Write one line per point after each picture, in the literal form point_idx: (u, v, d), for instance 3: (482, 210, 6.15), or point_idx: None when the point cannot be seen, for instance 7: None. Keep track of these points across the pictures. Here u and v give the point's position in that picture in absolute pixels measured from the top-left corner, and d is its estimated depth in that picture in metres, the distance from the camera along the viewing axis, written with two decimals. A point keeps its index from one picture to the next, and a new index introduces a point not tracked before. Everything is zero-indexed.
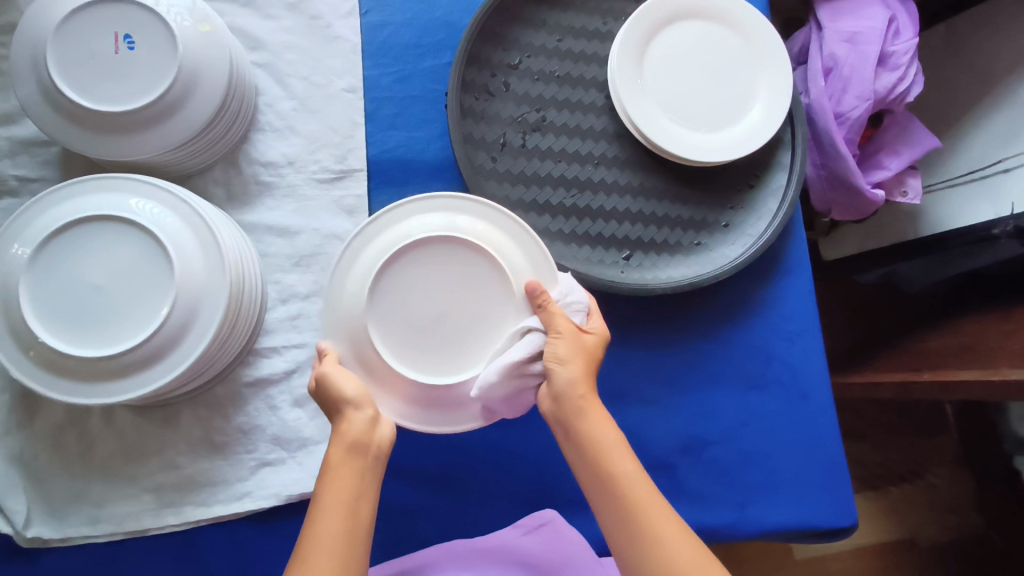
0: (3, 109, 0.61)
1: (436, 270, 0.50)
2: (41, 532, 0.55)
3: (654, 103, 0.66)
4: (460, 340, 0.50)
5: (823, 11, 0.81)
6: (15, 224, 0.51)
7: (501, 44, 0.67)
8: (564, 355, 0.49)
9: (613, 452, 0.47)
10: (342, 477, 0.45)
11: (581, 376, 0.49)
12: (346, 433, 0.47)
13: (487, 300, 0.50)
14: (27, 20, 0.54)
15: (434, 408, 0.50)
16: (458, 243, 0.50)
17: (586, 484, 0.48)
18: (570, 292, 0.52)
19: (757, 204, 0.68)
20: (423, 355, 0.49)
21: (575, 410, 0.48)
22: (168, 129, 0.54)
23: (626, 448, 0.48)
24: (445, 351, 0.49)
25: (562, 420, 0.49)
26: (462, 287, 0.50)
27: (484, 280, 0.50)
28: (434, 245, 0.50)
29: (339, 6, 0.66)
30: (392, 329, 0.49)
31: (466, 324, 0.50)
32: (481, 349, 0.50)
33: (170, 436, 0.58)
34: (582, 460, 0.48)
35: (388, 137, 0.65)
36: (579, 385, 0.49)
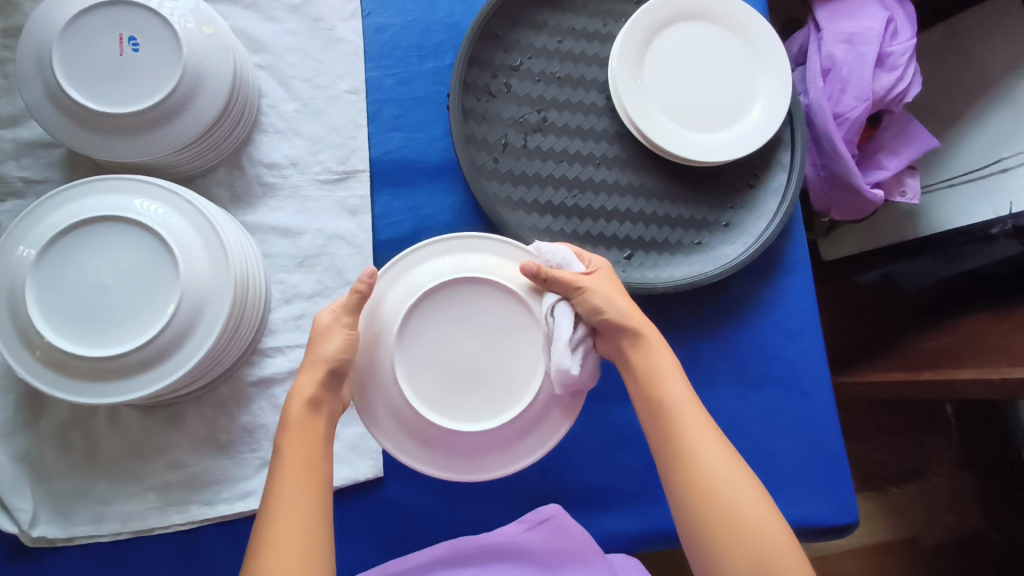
0: (8, 111, 0.61)
1: (450, 319, 0.50)
2: (47, 531, 0.55)
3: (654, 103, 0.66)
4: (508, 370, 0.50)
5: (821, 12, 0.81)
6: (22, 224, 0.52)
7: (502, 46, 0.67)
8: (605, 300, 0.51)
9: (665, 375, 0.51)
10: (301, 432, 0.47)
11: (633, 307, 0.52)
12: (303, 393, 0.48)
13: (509, 318, 0.51)
14: (33, 23, 0.55)
15: (513, 442, 0.50)
16: (473, 285, 0.50)
17: (642, 411, 0.52)
18: (554, 252, 0.54)
19: (757, 204, 0.68)
20: (485, 401, 0.50)
21: (629, 336, 0.52)
22: (172, 130, 0.55)
23: (679, 374, 0.51)
24: (502, 386, 0.50)
25: (619, 346, 0.53)
26: (481, 320, 0.50)
27: (506, 314, 0.51)
28: (434, 298, 0.50)
29: (341, 8, 0.67)
30: (437, 398, 0.49)
31: (505, 352, 0.50)
32: (523, 381, 0.50)
33: (174, 436, 0.58)
34: (639, 389, 0.52)
35: (390, 138, 0.66)
36: (633, 315, 0.52)
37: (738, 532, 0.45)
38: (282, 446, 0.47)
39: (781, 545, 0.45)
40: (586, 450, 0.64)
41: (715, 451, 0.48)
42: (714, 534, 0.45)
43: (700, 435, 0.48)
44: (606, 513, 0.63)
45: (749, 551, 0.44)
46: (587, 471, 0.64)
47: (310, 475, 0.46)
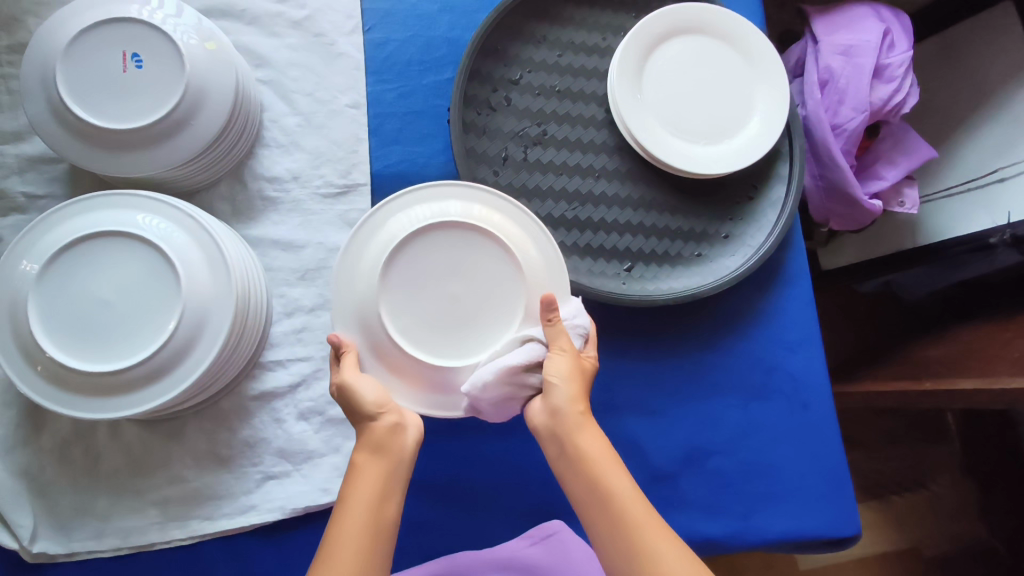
0: (11, 127, 0.61)
1: (431, 263, 0.51)
2: (48, 547, 0.55)
3: (654, 116, 0.67)
4: (493, 302, 0.51)
5: (818, 25, 0.82)
6: (25, 239, 0.52)
7: (502, 60, 0.68)
8: (565, 372, 0.48)
9: (599, 469, 0.45)
10: (367, 478, 0.46)
11: (578, 393, 0.48)
12: (370, 437, 0.47)
13: (488, 254, 0.51)
14: (38, 40, 0.55)
15: None
16: (448, 228, 0.51)
17: (576, 503, 0.46)
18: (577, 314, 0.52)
19: (756, 216, 0.69)
20: (475, 334, 0.50)
21: (567, 429, 0.47)
22: (174, 145, 0.55)
23: (616, 464, 0.46)
24: (489, 316, 0.51)
25: (558, 445, 0.47)
26: (460, 259, 0.51)
27: (482, 253, 0.51)
28: (412, 246, 0.51)
29: (342, 24, 0.67)
30: (427, 337, 0.50)
31: (488, 286, 0.51)
32: (502, 316, 0.51)
33: (175, 450, 0.58)
34: (570, 475, 0.47)
35: (391, 152, 0.66)
36: (577, 402, 0.48)
37: None
38: (347, 488, 0.46)
39: None
40: None
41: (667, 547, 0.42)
42: None
43: (647, 531, 0.43)
44: None
45: None
46: None
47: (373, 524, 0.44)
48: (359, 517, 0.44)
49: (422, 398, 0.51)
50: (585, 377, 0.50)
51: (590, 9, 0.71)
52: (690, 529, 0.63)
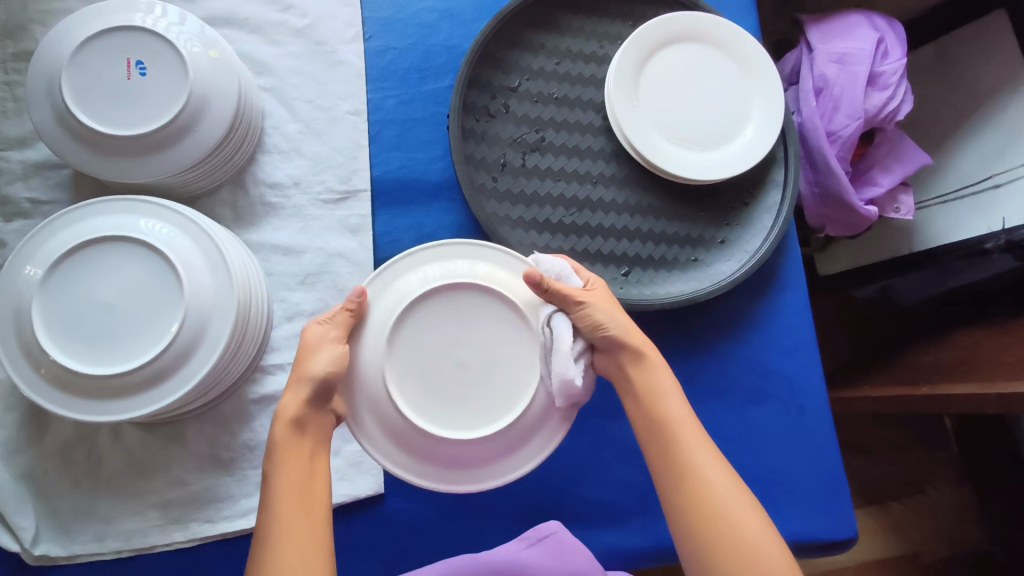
0: (17, 133, 0.62)
1: (441, 329, 0.50)
2: (48, 549, 0.54)
3: (651, 122, 0.68)
4: (506, 358, 0.51)
5: (813, 33, 0.83)
6: (29, 244, 0.53)
7: (501, 68, 0.69)
8: (602, 316, 0.52)
9: (660, 393, 0.52)
10: (293, 459, 0.47)
11: (634, 327, 0.53)
12: (290, 414, 0.48)
13: (481, 309, 0.51)
14: (43, 48, 0.56)
15: (507, 450, 0.50)
16: (460, 294, 0.51)
17: (642, 435, 0.52)
18: (550, 264, 0.55)
19: (752, 221, 0.69)
20: (501, 395, 0.50)
21: (628, 356, 0.53)
22: (178, 151, 0.56)
23: (676, 390, 0.52)
24: (508, 373, 0.50)
25: (620, 368, 0.54)
26: (472, 327, 0.51)
27: (494, 320, 0.51)
28: (413, 318, 0.50)
29: (343, 32, 0.68)
30: (453, 415, 0.50)
31: (500, 354, 0.51)
32: (516, 388, 0.50)
33: (176, 453, 0.58)
34: (638, 410, 0.53)
35: (391, 158, 0.67)
36: (634, 335, 0.53)
37: (739, 552, 0.45)
38: (272, 472, 0.47)
39: (781, 561, 0.45)
40: (584, 467, 0.65)
41: (712, 464, 0.49)
42: (717, 552, 0.46)
43: (696, 450, 0.49)
44: (605, 529, 0.64)
45: (747, 561, 0.45)
46: (586, 486, 0.64)
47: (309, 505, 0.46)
48: (291, 497, 0.46)
49: (462, 475, 0.50)
50: (618, 309, 0.54)
51: (588, 18, 0.72)
52: None
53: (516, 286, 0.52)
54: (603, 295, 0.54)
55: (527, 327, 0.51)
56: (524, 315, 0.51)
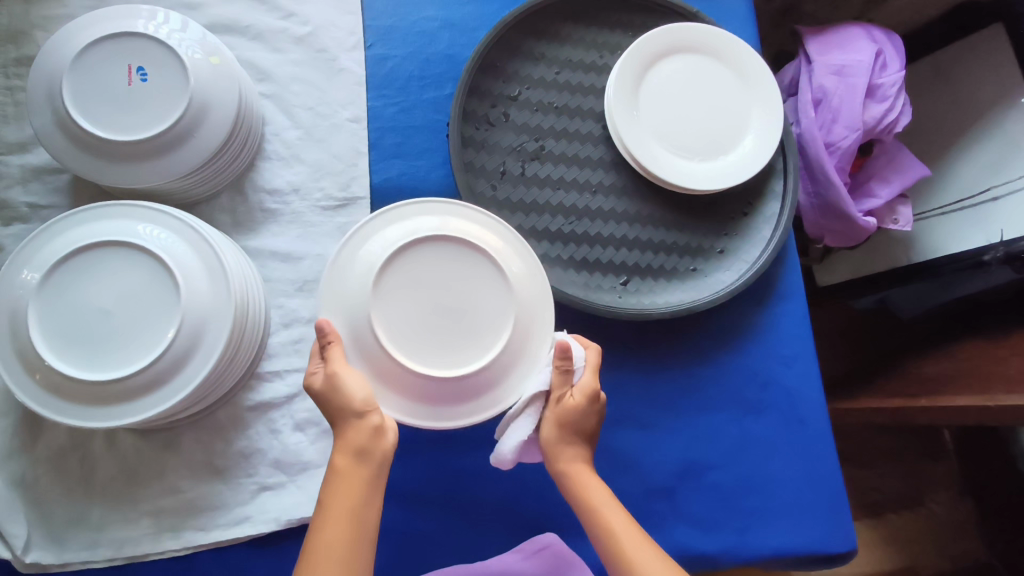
0: (17, 137, 0.61)
1: (423, 274, 0.51)
2: (40, 558, 0.53)
3: (650, 131, 0.68)
4: (477, 280, 0.51)
5: (812, 45, 0.84)
6: (25, 249, 0.53)
7: (501, 77, 0.69)
8: (554, 421, 0.52)
9: (595, 507, 0.51)
10: (348, 484, 0.47)
11: (566, 441, 0.53)
12: (351, 442, 0.48)
13: (435, 255, 0.51)
14: (45, 53, 0.57)
15: (485, 388, 0.51)
16: (444, 242, 0.52)
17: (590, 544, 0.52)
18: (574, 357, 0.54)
19: (751, 231, 0.69)
20: (494, 311, 0.51)
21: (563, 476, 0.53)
22: (177, 157, 0.56)
23: (611, 500, 0.51)
24: (487, 292, 0.51)
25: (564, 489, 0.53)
26: (454, 273, 0.51)
27: (477, 266, 0.52)
28: (396, 264, 0.51)
29: (344, 40, 0.69)
30: (460, 350, 0.50)
31: (480, 299, 0.51)
32: (495, 331, 0.51)
33: (170, 460, 0.57)
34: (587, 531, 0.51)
35: (390, 165, 0.66)
36: (563, 450, 0.53)
37: None
38: (326, 494, 0.47)
39: None
40: None
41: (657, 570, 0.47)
42: None
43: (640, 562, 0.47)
44: None
45: None
46: None
47: (358, 532, 0.46)
48: (340, 521, 0.45)
49: (444, 413, 0.51)
50: (575, 411, 0.52)
51: (587, 28, 0.72)
52: (686, 543, 0.62)
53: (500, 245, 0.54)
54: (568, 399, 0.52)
55: (506, 276, 0.52)
56: (501, 265, 0.52)
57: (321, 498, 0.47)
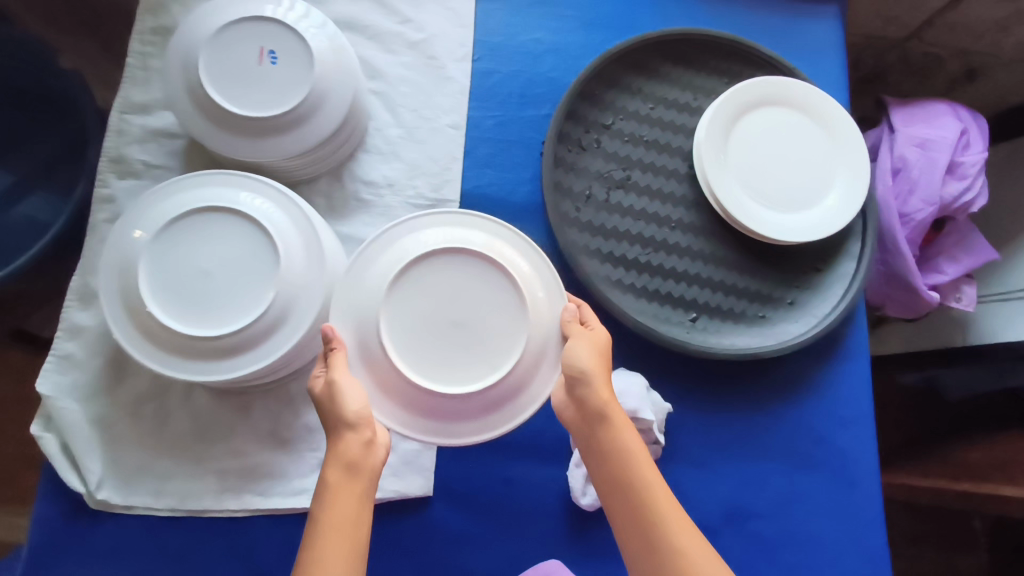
0: (142, 99, 0.65)
1: (439, 288, 0.52)
2: (108, 497, 0.55)
3: (735, 177, 0.69)
4: (493, 299, 0.52)
5: (897, 115, 0.85)
6: (142, 204, 0.56)
7: (598, 105, 0.71)
8: (585, 354, 0.50)
9: (634, 460, 0.48)
10: (343, 497, 0.45)
11: (602, 374, 0.50)
12: (342, 453, 0.47)
13: (453, 269, 0.52)
14: (186, 26, 0.60)
15: (485, 411, 0.51)
16: (465, 258, 0.52)
17: (607, 494, 0.49)
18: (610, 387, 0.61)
19: (823, 287, 0.70)
20: (502, 332, 0.51)
21: (596, 408, 0.49)
22: (292, 139, 0.59)
23: (647, 455, 0.48)
24: (501, 313, 0.52)
25: (586, 420, 0.50)
26: (468, 289, 0.52)
27: (494, 285, 0.52)
28: (411, 275, 0.52)
29: (454, 51, 0.72)
30: (465, 366, 0.51)
31: (490, 318, 0.52)
32: (502, 353, 0.51)
33: (240, 424, 0.59)
34: (610, 478, 0.48)
35: (482, 174, 0.69)
36: (602, 388, 0.50)
37: None
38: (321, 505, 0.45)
39: None
40: None
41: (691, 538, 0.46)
42: None
43: (673, 526, 0.46)
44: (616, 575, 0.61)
45: None
46: None
47: (353, 543, 0.44)
48: (337, 534, 0.44)
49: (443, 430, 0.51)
50: (599, 352, 0.51)
51: (687, 69, 0.74)
52: None
53: (519, 265, 0.54)
54: (585, 341, 0.51)
55: (520, 297, 0.52)
56: (514, 286, 0.52)
57: (313, 511, 0.45)
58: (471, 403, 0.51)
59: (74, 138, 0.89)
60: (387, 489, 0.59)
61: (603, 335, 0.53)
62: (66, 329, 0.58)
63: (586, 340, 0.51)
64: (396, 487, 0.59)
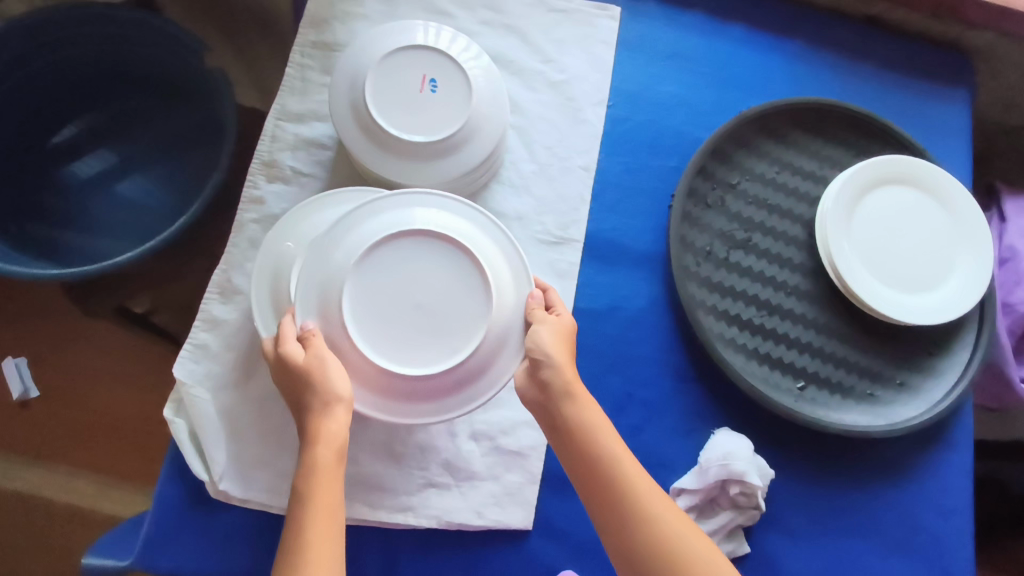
0: (298, 109, 0.68)
1: (401, 271, 0.53)
2: (228, 487, 0.57)
3: (857, 252, 0.70)
4: (455, 284, 0.54)
5: (1009, 204, 0.85)
6: (296, 215, 0.60)
7: (726, 164, 0.72)
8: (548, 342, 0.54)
9: (598, 431, 0.53)
10: (328, 472, 0.50)
11: (567, 362, 0.54)
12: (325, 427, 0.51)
13: (417, 252, 0.54)
14: (356, 48, 0.63)
15: (454, 390, 0.54)
16: (428, 239, 0.54)
17: (572, 466, 0.54)
18: (707, 451, 0.62)
19: (933, 372, 0.69)
20: (467, 313, 0.53)
21: (567, 395, 0.53)
22: (442, 166, 0.61)
23: (608, 426, 0.54)
24: (462, 299, 0.54)
25: (554, 406, 0.54)
26: (431, 271, 0.54)
27: (457, 266, 0.54)
28: (376, 257, 0.53)
29: (593, 94, 0.74)
30: (426, 349, 0.53)
31: (455, 300, 0.54)
32: (468, 334, 0.53)
33: (357, 434, 0.60)
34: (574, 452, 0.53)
35: (607, 219, 0.70)
36: (566, 373, 0.54)
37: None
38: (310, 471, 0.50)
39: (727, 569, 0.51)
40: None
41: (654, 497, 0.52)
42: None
43: (637, 486, 0.52)
44: None
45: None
46: None
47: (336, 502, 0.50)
48: (326, 498, 0.49)
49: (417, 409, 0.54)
50: (564, 338, 0.55)
51: (816, 138, 0.75)
52: None
53: (484, 243, 0.56)
54: (551, 332, 0.54)
55: (484, 278, 0.54)
56: (477, 266, 0.54)
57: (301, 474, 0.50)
58: (442, 383, 0.53)
59: (202, 119, 0.99)
60: (489, 518, 0.60)
61: (569, 320, 0.57)
62: (204, 320, 0.61)
63: (549, 332, 0.54)
64: (498, 517, 0.60)
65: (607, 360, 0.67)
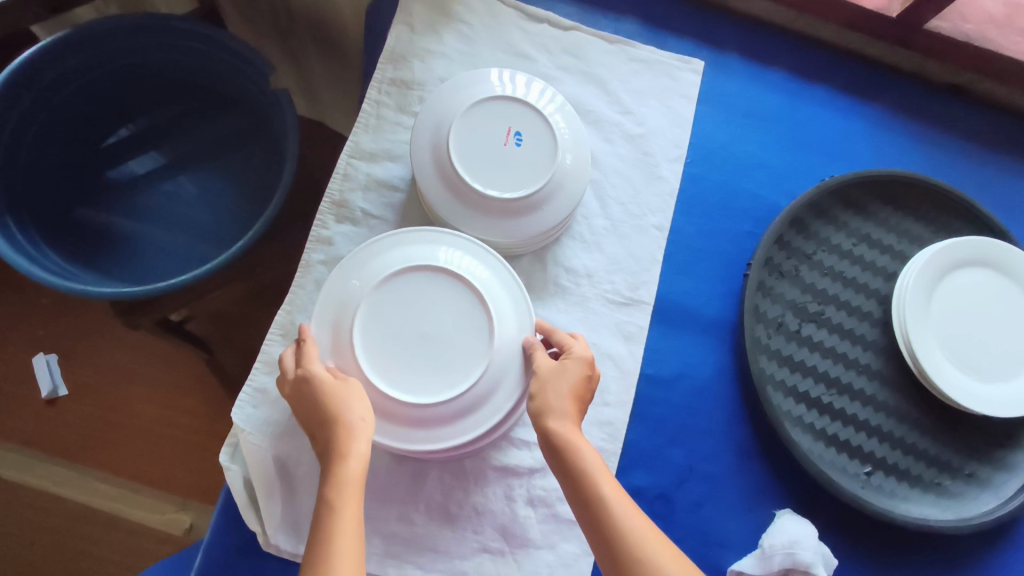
0: (371, 148, 0.67)
1: (415, 303, 0.56)
2: (280, 542, 0.56)
3: (933, 334, 0.67)
4: (464, 320, 0.56)
5: None
6: (357, 260, 0.58)
7: (803, 233, 0.70)
8: (556, 384, 0.55)
9: (592, 475, 0.51)
10: (350, 490, 0.49)
11: (568, 407, 0.54)
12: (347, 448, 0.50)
13: (430, 286, 0.56)
14: (439, 95, 0.62)
15: (450, 420, 0.54)
16: (443, 275, 0.56)
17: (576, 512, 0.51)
18: (771, 538, 0.59)
19: (1008, 464, 0.66)
20: (471, 350, 0.55)
21: (559, 439, 0.53)
22: (521, 223, 0.60)
23: (604, 470, 0.51)
24: (468, 335, 0.55)
25: (553, 450, 0.53)
26: (442, 306, 0.56)
27: (468, 304, 0.56)
28: (391, 287, 0.56)
29: (670, 150, 0.72)
30: (427, 377, 0.54)
31: (463, 336, 0.55)
32: (471, 366, 0.54)
33: (413, 491, 0.59)
34: (576, 497, 0.51)
35: (677, 281, 0.68)
36: (563, 417, 0.54)
37: None
38: (331, 490, 0.49)
39: None
40: None
41: (662, 546, 0.48)
42: None
43: (639, 534, 0.48)
44: None
45: None
46: None
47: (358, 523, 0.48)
48: (349, 517, 0.48)
49: (415, 437, 0.54)
50: (567, 377, 0.55)
51: (897, 212, 0.72)
52: None
53: (490, 284, 0.57)
54: (555, 371, 0.55)
55: (488, 315, 0.56)
56: (483, 303, 0.56)
57: (322, 496, 0.49)
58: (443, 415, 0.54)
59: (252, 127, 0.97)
60: None
61: (581, 351, 0.57)
62: (264, 362, 0.60)
63: (554, 372, 0.55)
64: None
65: (670, 430, 0.64)
